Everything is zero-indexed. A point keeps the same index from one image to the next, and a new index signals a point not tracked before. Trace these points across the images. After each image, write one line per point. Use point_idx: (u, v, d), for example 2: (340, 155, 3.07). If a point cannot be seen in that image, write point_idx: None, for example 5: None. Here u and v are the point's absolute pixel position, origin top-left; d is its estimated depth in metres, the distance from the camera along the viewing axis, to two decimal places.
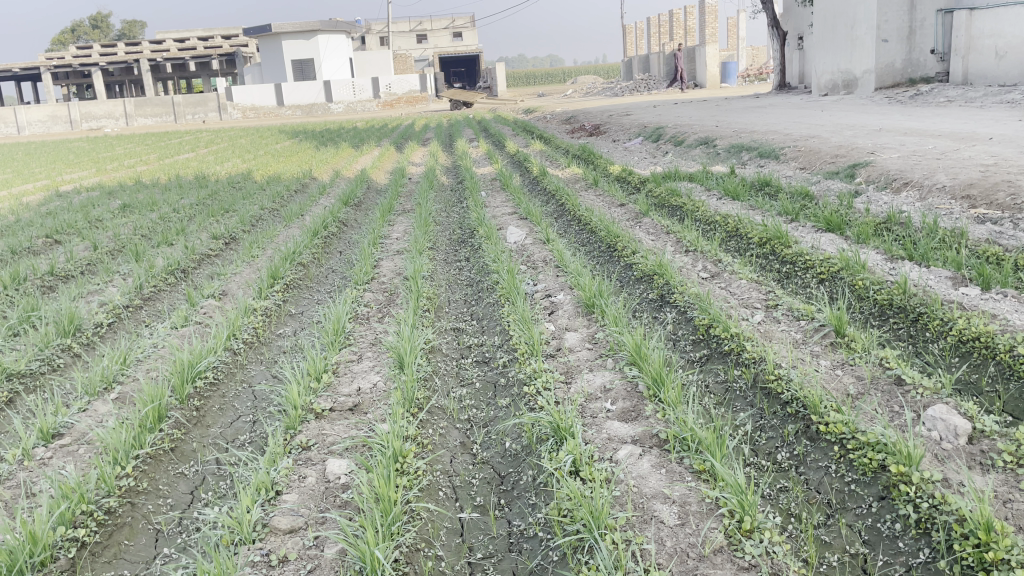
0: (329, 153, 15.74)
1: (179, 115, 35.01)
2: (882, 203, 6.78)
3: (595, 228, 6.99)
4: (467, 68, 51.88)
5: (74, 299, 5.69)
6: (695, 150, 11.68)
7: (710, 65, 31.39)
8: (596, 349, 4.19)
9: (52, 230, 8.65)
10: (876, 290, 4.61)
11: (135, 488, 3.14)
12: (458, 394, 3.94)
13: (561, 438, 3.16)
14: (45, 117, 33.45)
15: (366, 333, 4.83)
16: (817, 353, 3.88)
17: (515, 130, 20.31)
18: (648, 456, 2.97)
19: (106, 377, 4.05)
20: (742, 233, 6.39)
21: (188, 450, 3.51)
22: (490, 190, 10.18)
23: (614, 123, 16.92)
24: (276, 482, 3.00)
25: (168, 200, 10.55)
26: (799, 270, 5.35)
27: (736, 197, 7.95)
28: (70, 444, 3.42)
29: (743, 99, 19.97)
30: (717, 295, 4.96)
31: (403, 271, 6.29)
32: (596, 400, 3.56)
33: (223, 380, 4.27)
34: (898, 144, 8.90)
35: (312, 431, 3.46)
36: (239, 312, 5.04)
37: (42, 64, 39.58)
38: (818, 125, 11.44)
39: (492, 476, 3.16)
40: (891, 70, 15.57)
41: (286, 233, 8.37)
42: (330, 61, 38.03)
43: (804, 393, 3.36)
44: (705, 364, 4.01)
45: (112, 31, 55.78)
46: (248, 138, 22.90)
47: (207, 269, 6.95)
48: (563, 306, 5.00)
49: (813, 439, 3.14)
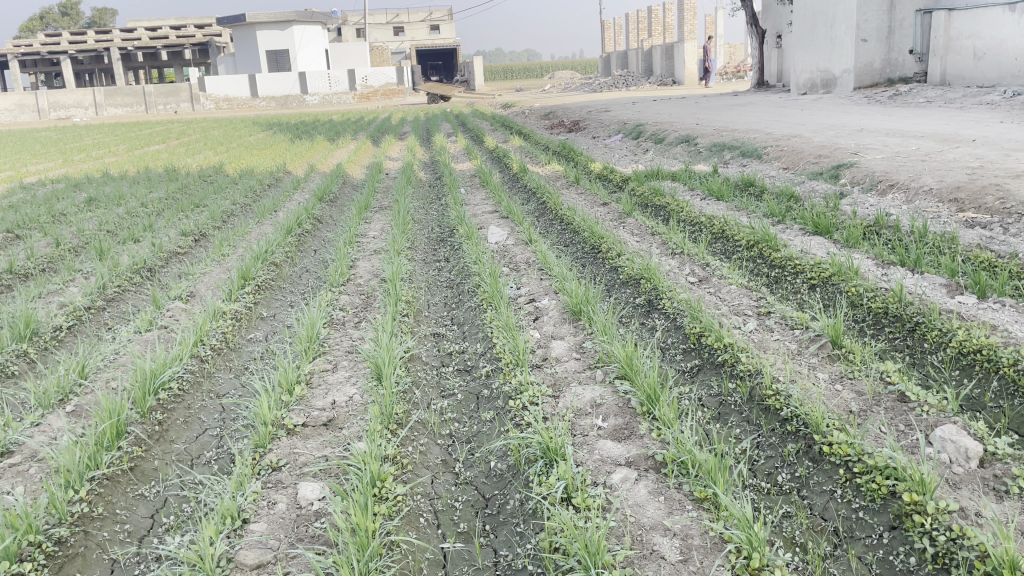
0: (304, 147, 15.40)
1: (151, 105, 34.32)
2: (868, 205, 6.65)
3: (578, 228, 6.80)
4: (444, 61, 51.54)
5: (32, 301, 5.40)
6: (677, 148, 11.53)
7: (687, 62, 31.29)
8: (584, 360, 4.01)
9: (13, 225, 8.29)
10: (871, 297, 4.44)
11: (90, 515, 2.90)
12: (439, 406, 3.73)
13: (551, 461, 2.97)
14: (11, 106, 32.66)
15: (341, 339, 4.60)
16: (815, 366, 3.71)
17: (494, 125, 20.05)
18: (645, 481, 2.80)
19: (62, 388, 3.78)
20: (728, 236, 6.23)
21: (149, 469, 3.28)
22: (469, 187, 9.96)
23: (594, 119, 16.74)
24: (243, 509, 2.78)
25: (135, 194, 10.22)
26: (788, 276, 5.18)
27: (721, 197, 7.81)
28: (19, 464, 3.17)
29: (722, 96, 19.86)
30: (707, 302, 4.79)
31: (380, 272, 6.06)
32: (586, 416, 3.37)
33: (189, 391, 4.03)
34: (882, 144, 8.80)
35: (282, 450, 3.24)
36: (207, 316, 4.78)
37: (9, 51, 38.54)
38: (799, 124, 11.35)
39: (476, 499, 2.96)
40: (870, 70, 15.52)
41: (258, 231, 8.09)
42: (305, 52, 37.50)
43: (805, 409, 3.18)
44: (697, 377, 3.83)
45: (82, 20, 54.91)
46: (221, 129, 22.47)
47: (175, 267, 6.68)
48: (548, 312, 4.82)
49: (816, 460, 2.98)
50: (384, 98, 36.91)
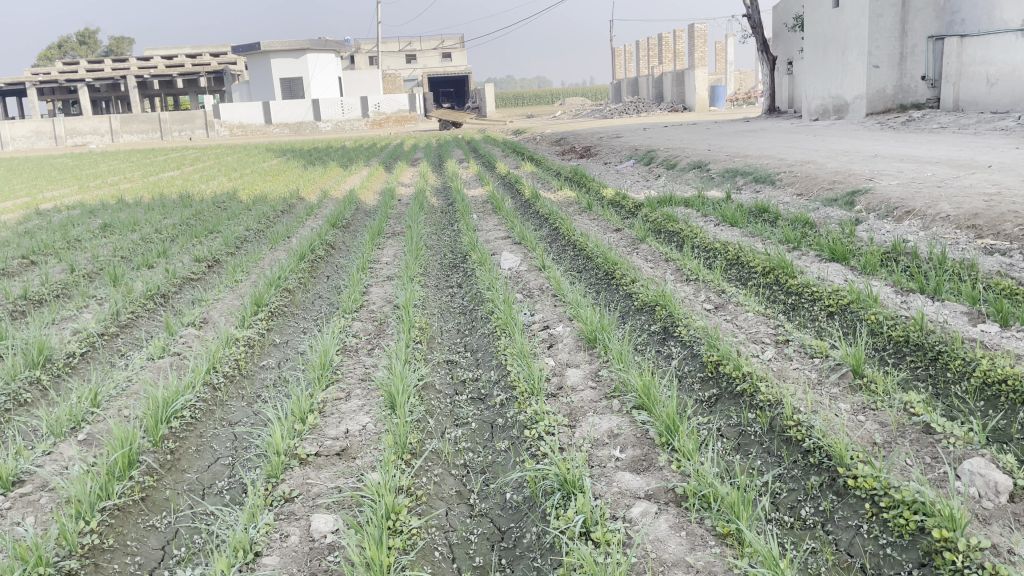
0: (317, 173, 15.49)
1: (166, 132, 34.71)
2: (884, 231, 6.59)
3: (592, 254, 6.78)
4: (457, 88, 52.06)
5: (45, 327, 5.39)
6: (689, 173, 11.51)
7: (699, 88, 31.38)
8: (600, 388, 3.95)
9: (27, 252, 8.34)
10: (891, 325, 4.38)
11: (101, 546, 2.85)
12: (453, 435, 3.68)
13: (569, 493, 2.91)
14: (29, 133, 33.22)
15: (354, 367, 4.56)
16: (836, 396, 3.64)
17: (506, 151, 20.15)
18: (665, 515, 2.74)
19: (75, 416, 3.76)
20: (743, 262, 6.18)
21: (160, 499, 3.23)
22: (482, 212, 9.96)
23: (605, 145, 16.77)
24: (255, 542, 2.74)
25: (150, 220, 10.26)
26: (806, 303, 5.12)
27: (735, 223, 7.76)
28: (30, 494, 3.13)
29: (733, 123, 19.88)
30: (725, 329, 4.73)
31: (393, 298, 6.04)
32: (603, 446, 3.31)
33: (201, 420, 3.99)
34: (897, 170, 8.74)
35: (295, 480, 3.19)
36: (221, 343, 4.76)
37: (27, 79, 39.03)
38: (812, 150, 11.32)
39: (491, 532, 2.91)
40: (882, 96, 15.48)
41: (271, 257, 8.09)
42: (319, 79, 37.88)
43: (828, 441, 3.12)
44: (716, 407, 3.76)
45: (100, 48, 55.88)
46: (235, 155, 22.71)
47: (188, 293, 6.68)
48: (563, 339, 4.77)
49: (840, 494, 2.91)
50: (396, 125, 37.23)
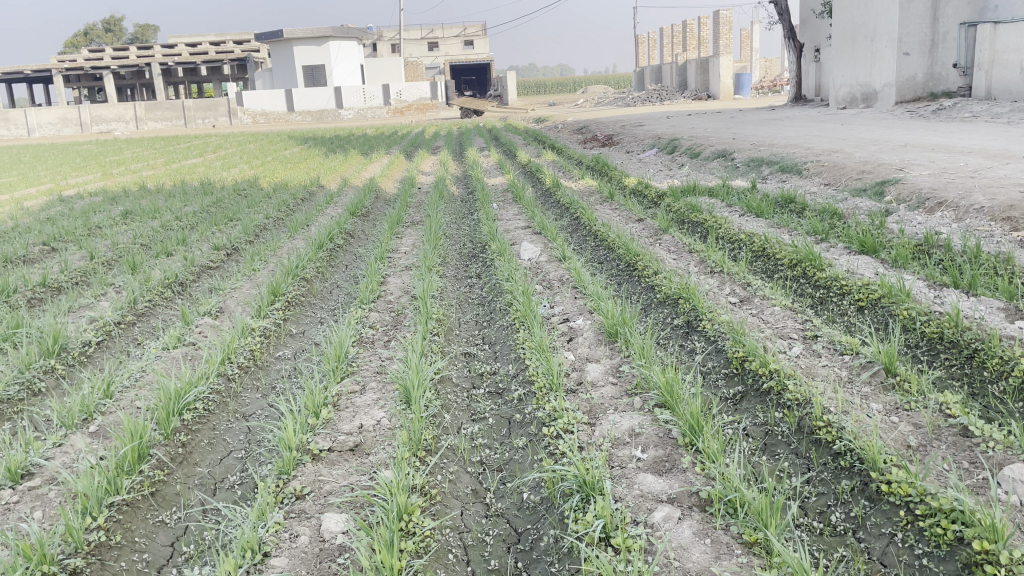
0: (337, 161, 15.44)
1: (189, 119, 34.88)
2: (915, 223, 6.39)
3: (613, 245, 6.64)
4: (478, 76, 51.85)
5: (61, 316, 5.36)
6: (713, 162, 11.31)
7: (724, 76, 30.95)
8: (620, 384, 3.83)
9: (49, 238, 8.37)
10: (924, 321, 4.22)
11: (107, 543, 2.78)
12: (470, 432, 3.59)
13: (588, 495, 2.79)
14: (55, 120, 33.54)
15: (370, 359, 4.48)
16: (868, 395, 3.50)
17: (527, 139, 20.01)
18: (689, 521, 2.62)
19: (87, 407, 3.70)
20: (769, 254, 6.02)
21: (170, 494, 3.17)
22: (502, 201, 9.86)
23: (628, 133, 16.58)
24: (264, 542, 2.65)
25: (170, 207, 10.27)
26: (834, 296, 4.96)
27: (760, 214, 7.59)
28: (39, 488, 3.07)
29: (759, 111, 19.57)
30: (751, 324, 4.59)
31: (411, 288, 5.94)
32: (624, 446, 3.20)
33: (214, 411, 3.93)
34: (928, 160, 8.50)
35: (307, 477, 3.11)
36: (236, 333, 4.69)
37: (54, 66, 39.37)
38: (841, 139, 11.08)
39: (508, 534, 2.81)
40: (913, 84, 15.17)
41: (290, 245, 8.04)
42: (340, 67, 37.89)
43: (860, 443, 2.99)
44: (741, 405, 3.63)
45: (125, 36, 56.32)
46: (257, 143, 22.80)
47: (206, 281, 6.64)
48: (583, 333, 4.65)
49: (873, 499, 2.78)
50: (418, 113, 37.18)
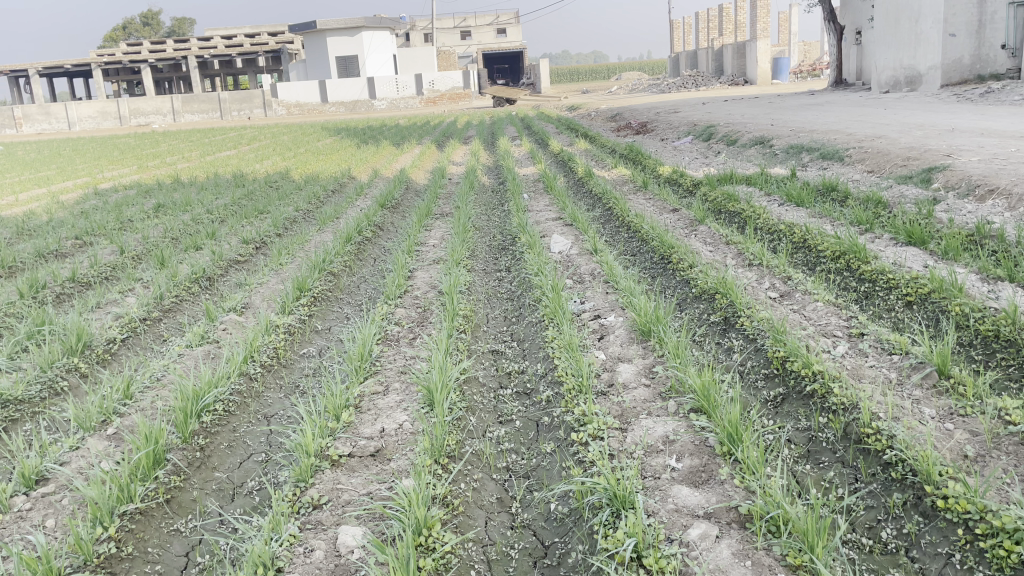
0: (369, 152, 15.39)
1: (225, 111, 35.13)
2: (965, 212, 6.08)
3: (647, 236, 6.44)
4: (511, 65, 51.57)
5: (87, 312, 5.31)
6: (751, 150, 10.99)
7: (761, 61, 30.39)
8: (654, 387, 3.65)
9: (82, 232, 8.38)
10: (979, 317, 3.96)
11: (118, 555, 2.68)
12: (496, 435, 3.44)
13: (619, 510, 2.63)
14: (95, 113, 34.07)
15: (395, 358, 4.35)
16: (919, 400, 3.27)
17: (560, 127, 19.75)
18: (727, 540, 2.45)
19: (105, 409, 3.62)
20: (811, 245, 5.77)
21: (187, 501, 3.07)
22: (533, 192, 9.69)
23: (663, 121, 16.26)
24: (277, 556, 2.53)
25: (202, 200, 10.26)
26: (880, 291, 4.72)
27: (800, 203, 7.32)
28: (52, 494, 2.99)
29: (797, 96, 19.10)
30: (792, 321, 4.37)
31: (438, 283, 5.80)
32: (657, 454, 3.03)
33: (235, 413, 3.83)
34: (977, 145, 8.13)
35: (325, 485, 2.99)
36: (259, 330, 4.60)
37: (93, 59, 39.82)
38: (884, 124, 10.72)
39: (534, 547, 2.66)
40: (959, 66, 14.67)
41: (318, 238, 7.96)
42: (374, 57, 37.87)
43: (912, 453, 2.78)
44: (783, 408, 3.43)
45: (163, 29, 57.13)
46: (291, 134, 22.83)
47: (234, 276, 6.58)
48: (615, 330, 4.47)
49: (927, 516, 2.57)
50: (450, 102, 37.10)
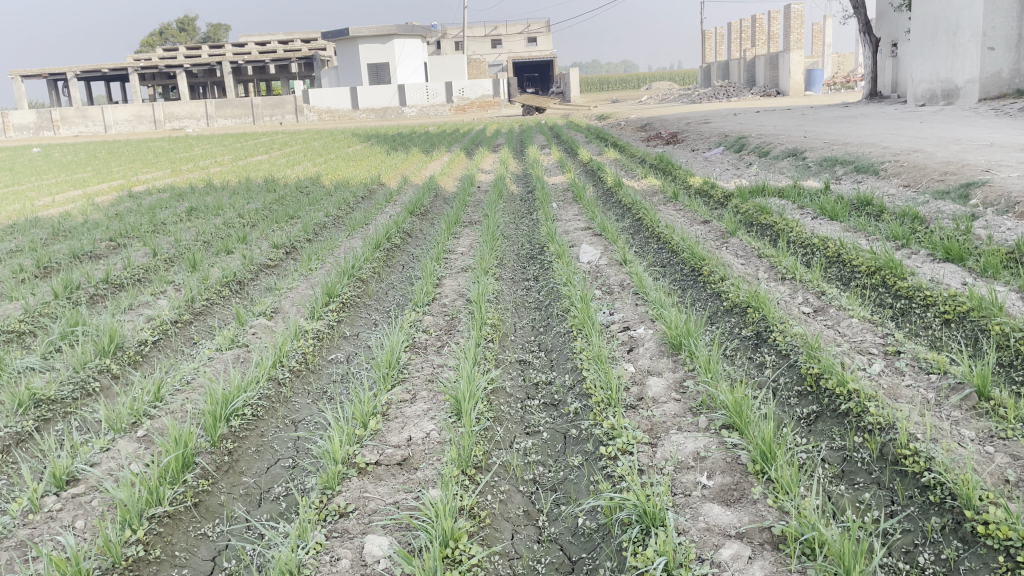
0: (399, 159, 15.45)
1: (258, 116, 35.53)
2: (1005, 229, 5.95)
3: (677, 248, 6.38)
4: (542, 73, 51.65)
5: (120, 313, 5.37)
6: (783, 162, 10.88)
7: (794, 72, 30.16)
8: (684, 401, 3.60)
9: (116, 234, 8.49)
10: (1020, 337, 3.85)
11: (146, 558, 2.69)
12: (523, 446, 3.42)
13: (648, 527, 2.58)
14: (131, 116, 34.62)
15: (422, 366, 4.33)
16: (958, 421, 3.19)
17: (590, 137, 19.69)
18: (761, 562, 2.40)
19: (135, 410, 3.64)
20: (845, 260, 5.68)
21: (214, 505, 3.08)
22: (562, 201, 9.65)
23: (694, 131, 16.16)
24: (303, 564, 2.52)
25: (234, 204, 10.35)
26: (917, 308, 4.62)
27: (834, 217, 7.22)
28: (82, 495, 3.01)
29: (830, 108, 18.91)
30: (826, 337, 4.29)
31: (466, 291, 5.79)
32: (688, 471, 2.98)
33: (263, 417, 3.84)
34: (1016, 161, 7.98)
35: (352, 493, 2.98)
36: (288, 336, 4.62)
37: (130, 64, 40.50)
38: (920, 138, 10.55)
39: (561, 562, 2.63)
40: (997, 80, 14.42)
41: (347, 244, 8.00)
42: (405, 64, 38.12)
43: (951, 477, 2.70)
44: (816, 426, 3.37)
45: (199, 36, 57.98)
46: (321, 140, 23.04)
47: (264, 280, 6.62)
48: (645, 343, 4.43)
49: (967, 541, 2.50)
50: (480, 110, 36.94)
